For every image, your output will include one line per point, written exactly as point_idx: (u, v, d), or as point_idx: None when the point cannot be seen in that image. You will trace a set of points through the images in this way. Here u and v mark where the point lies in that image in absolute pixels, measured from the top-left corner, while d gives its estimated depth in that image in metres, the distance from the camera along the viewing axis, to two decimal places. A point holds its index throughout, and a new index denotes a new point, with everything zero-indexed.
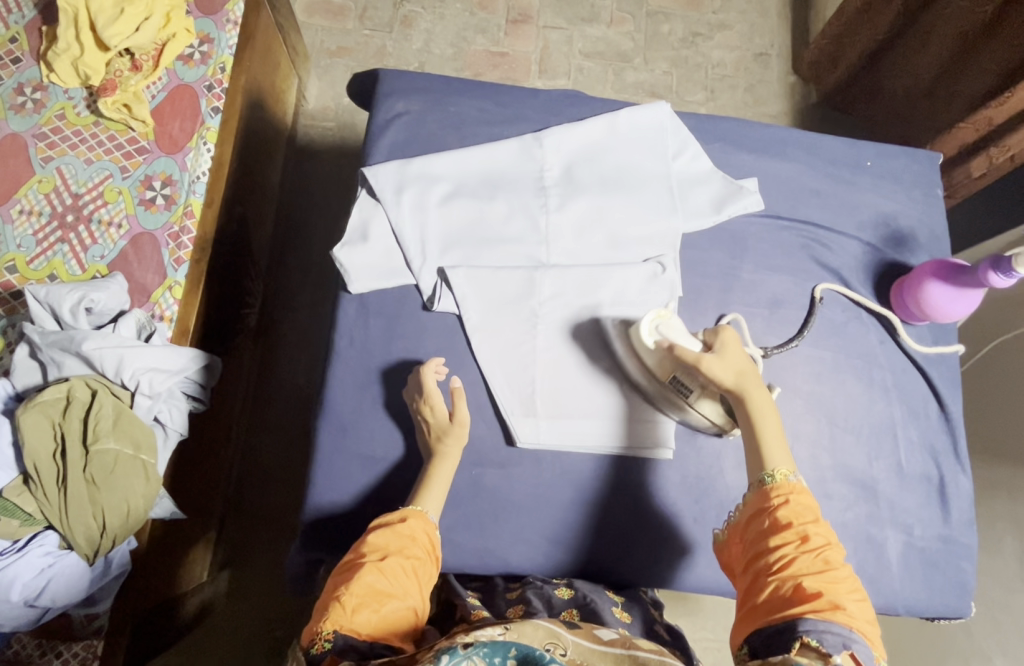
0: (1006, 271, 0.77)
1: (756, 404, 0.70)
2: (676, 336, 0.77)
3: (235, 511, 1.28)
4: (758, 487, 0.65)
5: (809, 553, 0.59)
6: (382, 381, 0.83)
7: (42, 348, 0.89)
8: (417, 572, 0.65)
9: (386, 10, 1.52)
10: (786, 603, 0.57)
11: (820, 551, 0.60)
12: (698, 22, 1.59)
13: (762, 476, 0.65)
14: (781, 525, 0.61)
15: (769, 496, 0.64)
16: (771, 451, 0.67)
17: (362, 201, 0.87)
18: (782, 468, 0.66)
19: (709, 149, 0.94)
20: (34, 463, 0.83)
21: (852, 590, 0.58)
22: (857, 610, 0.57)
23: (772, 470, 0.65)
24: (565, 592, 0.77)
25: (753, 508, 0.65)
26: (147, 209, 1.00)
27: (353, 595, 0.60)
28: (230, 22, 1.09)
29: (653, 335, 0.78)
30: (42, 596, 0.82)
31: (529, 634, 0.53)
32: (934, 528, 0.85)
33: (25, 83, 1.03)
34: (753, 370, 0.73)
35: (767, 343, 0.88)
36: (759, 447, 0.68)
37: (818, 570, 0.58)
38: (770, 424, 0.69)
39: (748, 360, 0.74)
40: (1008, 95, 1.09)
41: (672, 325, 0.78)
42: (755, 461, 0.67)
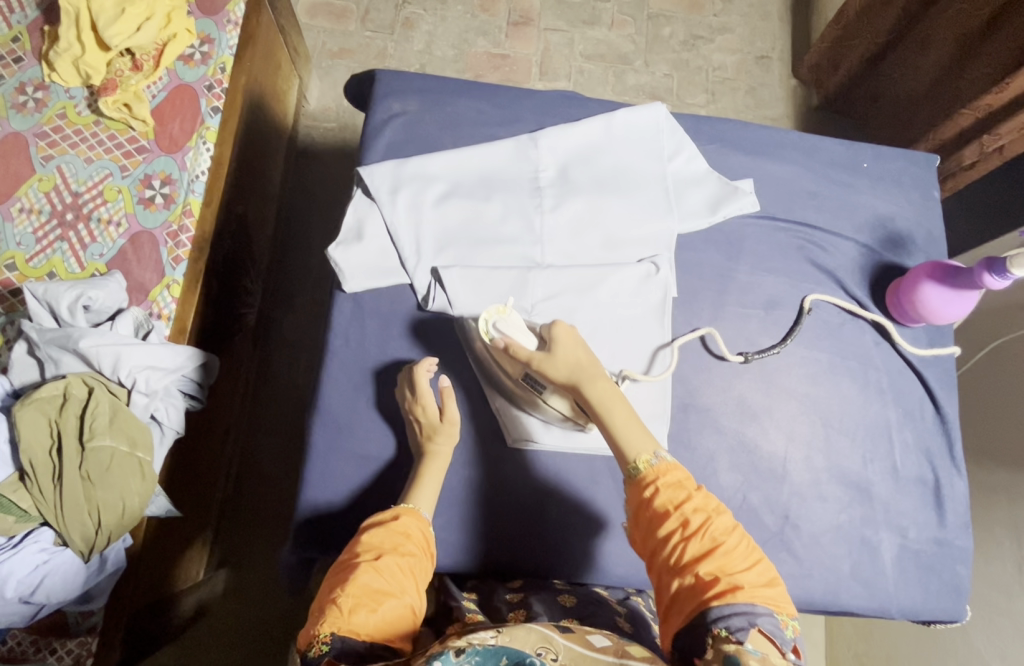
0: (1001, 272, 0.76)
1: (594, 395, 0.70)
2: (513, 332, 0.78)
3: (232, 510, 1.28)
4: (629, 481, 0.65)
5: (694, 537, 0.59)
6: (377, 379, 0.83)
7: (39, 346, 0.89)
8: (414, 571, 0.65)
9: (387, 12, 1.53)
10: (688, 595, 0.57)
11: (704, 528, 0.60)
12: (698, 25, 1.59)
13: (630, 469, 0.65)
14: (663, 513, 0.61)
15: (642, 488, 0.64)
16: (627, 441, 0.67)
17: (358, 201, 0.87)
18: (644, 453, 0.66)
19: (705, 151, 0.94)
20: (30, 460, 0.84)
21: (745, 559, 0.59)
22: (752, 578, 0.57)
23: (635, 462, 0.65)
24: (567, 599, 0.77)
25: (631, 504, 0.64)
26: (146, 208, 1.01)
27: (348, 597, 0.60)
28: (231, 23, 1.10)
29: (490, 333, 0.79)
30: (36, 593, 0.82)
31: (523, 637, 0.53)
32: (930, 531, 0.85)
33: (26, 82, 1.04)
34: (590, 361, 0.73)
35: (746, 347, 0.88)
36: (616, 440, 0.67)
37: (710, 550, 0.59)
38: (620, 413, 0.69)
39: (584, 348, 0.74)
40: (1007, 82, 1.09)
41: (508, 322, 0.79)
42: (619, 458, 0.67)
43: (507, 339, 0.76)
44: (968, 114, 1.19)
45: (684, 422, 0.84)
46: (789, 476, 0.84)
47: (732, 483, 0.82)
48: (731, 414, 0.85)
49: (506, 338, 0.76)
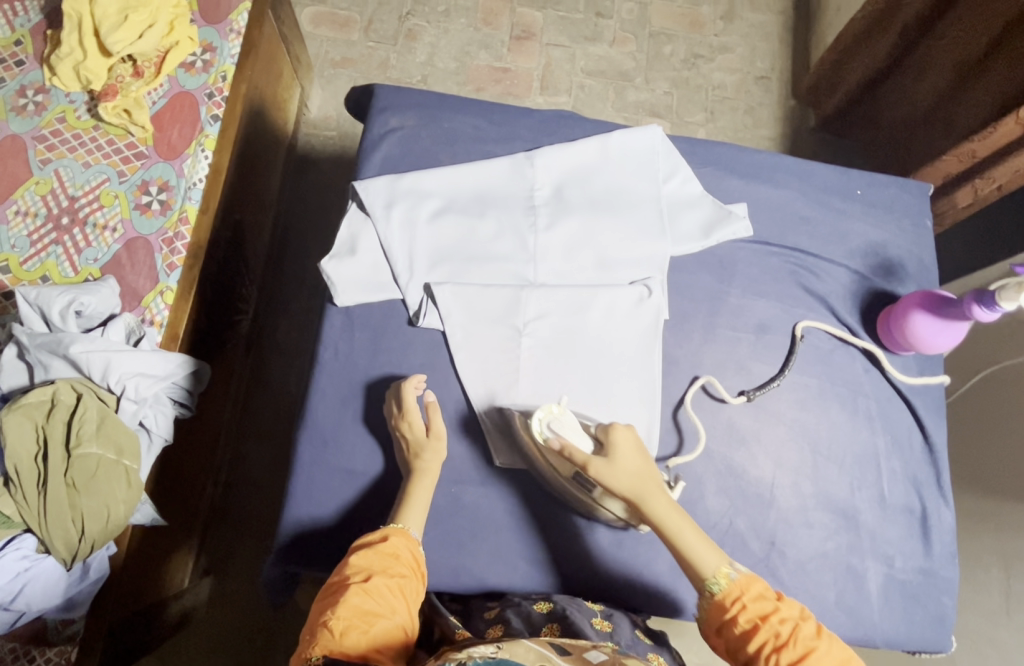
0: (989, 304, 0.77)
1: (659, 508, 0.71)
2: (569, 433, 0.75)
3: (219, 517, 1.28)
4: (709, 600, 0.66)
5: (786, 644, 0.61)
6: (363, 394, 0.83)
7: (29, 350, 0.89)
8: (404, 590, 0.65)
9: (391, 22, 1.54)
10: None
11: (794, 636, 0.62)
12: (699, 45, 1.60)
13: (708, 586, 0.67)
14: (751, 626, 0.63)
15: (724, 606, 0.65)
16: (700, 558, 0.68)
17: (352, 215, 0.88)
18: (720, 567, 0.67)
19: (700, 173, 0.95)
20: (15, 467, 0.83)
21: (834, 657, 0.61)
22: None
23: (715, 577, 0.66)
24: (543, 605, 0.75)
25: (714, 622, 0.65)
26: (142, 214, 1.01)
27: (339, 619, 0.60)
28: (233, 31, 1.10)
29: (543, 432, 0.76)
30: (16, 600, 0.82)
31: (521, 654, 0.53)
32: (915, 560, 0.84)
33: (27, 85, 1.04)
34: (649, 471, 0.73)
35: (746, 384, 0.88)
36: (689, 558, 0.69)
37: (802, 657, 0.61)
38: (689, 530, 0.70)
39: (643, 456, 0.74)
40: (992, 129, 1.07)
41: (563, 421, 0.76)
42: (694, 575, 0.68)
43: (564, 441, 0.74)
44: (951, 160, 1.17)
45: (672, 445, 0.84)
46: (776, 502, 0.84)
47: (718, 508, 0.82)
48: (719, 438, 0.85)
49: (563, 441, 0.74)
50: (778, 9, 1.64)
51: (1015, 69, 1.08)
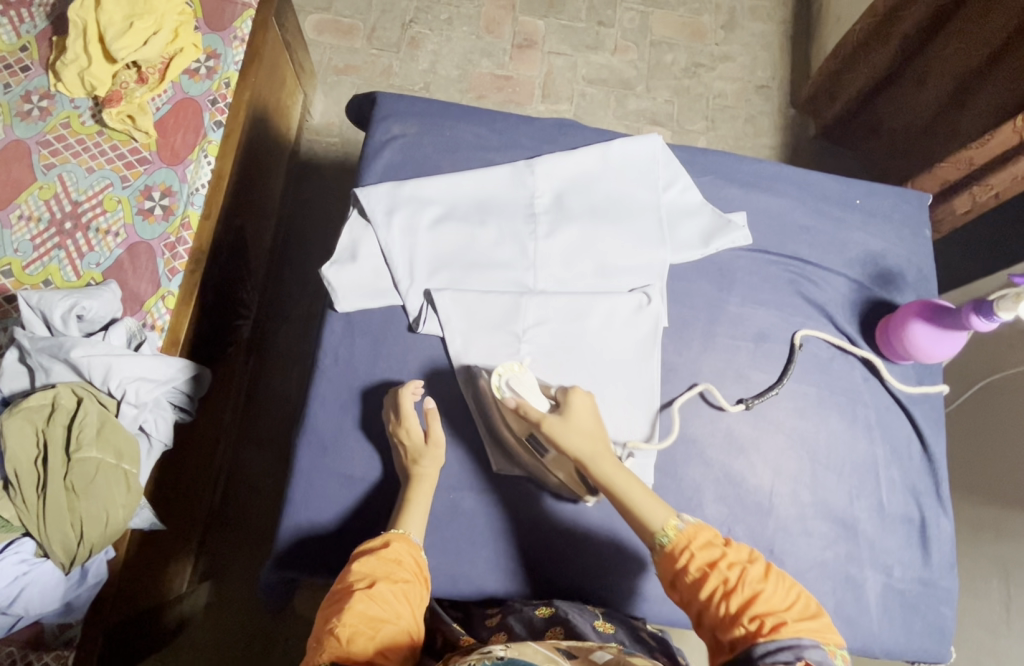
0: (987, 314, 0.77)
1: (610, 468, 0.73)
2: (526, 391, 0.77)
3: (218, 522, 1.28)
4: (660, 552, 0.67)
5: (734, 589, 0.61)
6: (363, 400, 0.83)
7: (31, 353, 0.89)
8: (408, 595, 0.65)
9: (394, 30, 1.55)
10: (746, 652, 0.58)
11: (741, 580, 0.62)
12: (700, 54, 1.61)
13: (658, 540, 0.67)
14: (700, 574, 0.63)
15: (674, 557, 0.65)
16: (650, 514, 0.69)
17: (353, 221, 0.88)
18: (668, 521, 0.68)
19: (699, 182, 0.95)
20: (15, 471, 0.84)
21: (786, 598, 0.61)
22: (797, 615, 0.59)
23: (663, 530, 0.67)
24: (545, 610, 0.75)
25: (667, 576, 0.65)
26: (145, 219, 1.01)
27: (345, 626, 0.59)
28: (237, 39, 1.11)
29: (501, 388, 0.78)
30: (14, 604, 0.82)
31: (530, 654, 0.55)
32: (914, 570, 0.84)
33: (32, 91, 1.05)
34: (601, 434, 0.76)
35: (744, 392, 0.88)
36: (639, 515, 0.70)
37: (752, 600, 0.60)
38: (637, 487, 0.72)
39: (596, 419, 0.76)
40: (988, 138, 1.07)
41: (523, 380, 0.78)
42: (643, 531, 0.69)
43: (521, 400, 0.77)
44: (948, 166, 1.16)
45: (671, 453, 0.84)
46: (774, 510, 0.84)
47: (717, 516, 0.82)
48: (719, 446, 0.85)
49: (519, 399, 0.77)
50: (778, 19, 1.65)
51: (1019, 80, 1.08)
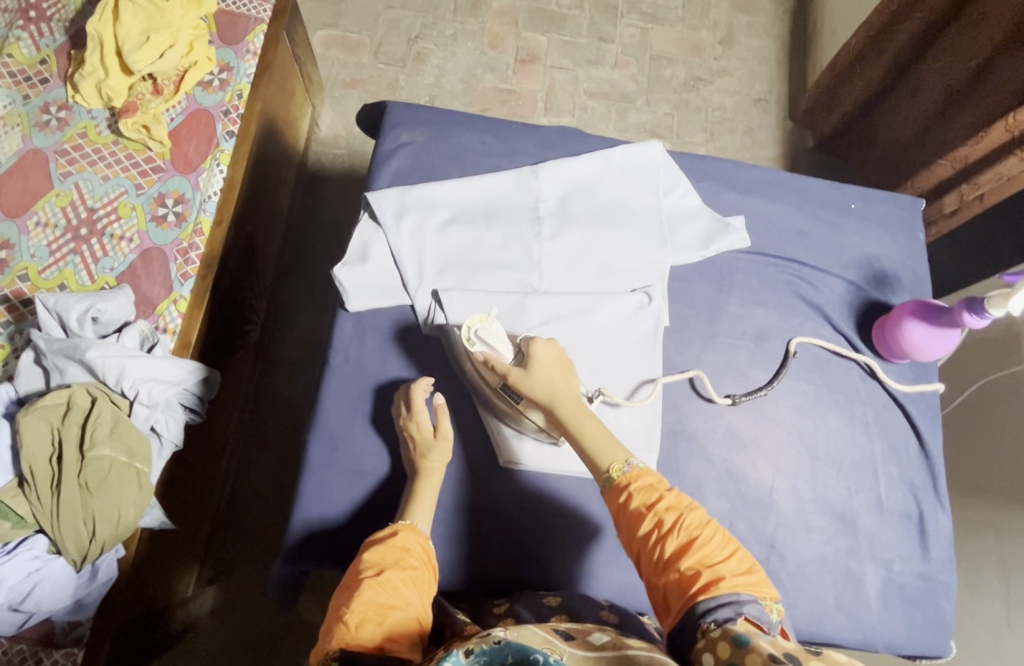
0: (979, 311, 0.79)
1: (569, 412, 0.74)
2: (493, 340, 0.81)
3: (223, 527, 1.29)
4: (607, 491, 0.68)
5: (669, 533, 0.62)
6: (373, 398, 0.85)
7: (46, 355, 0.91)
8: (417, 583, 0.67)
9: (400, 46, 1.59)
10: (676, 594, 0.60)
11: (678, 524, 0.63)
12: (699, 68, 1.66)
13: (605, 479, 0.69)
14: (637, 515, 0.64)
15: (617, 498, 0.67)
16: (601, 453, 0.70)
17: (364, 225, 0.91)
18: (617, 462, 0.69)
19: (699, 188, 0.98)
20: (31, 467, 0.85)
21: (724, 551, 0.61)
22: (733, 567, 0.60)
23: (609, 470, 0.68)
24: (552, 600, 0.77)
25: (611, 515, 0.67)
26: (158, 226, 1.04)
27: (354, 612, 0.61)
28: (249, 52, 1.15)
29: (471, 340, 0.82)
30: (26, 600, 0.83)
31: (527, 635, 0.56)
32: (914, 565, 0.85)
33: (50, 102, 1.09)
34: (564, 381, 0.77)
35: (735, 389, 0.90)
36: (591, 454, 0.71)
37: (688, 545, 0.62)
38: (593, 426, 0.73)
39: (560, 367, 0.77)
40: (982, 134, 1.10)
41: (491, 330, 0.82)
42: (594, 469, 0.70)
43: (488, 353, 0.80)
44: (944, 165, 1.21)
45: (673, 449, 0.86)
46: (775, 506, 0.85)
47: (719, 511, 0.84)
48: (720, 442, 0.87)
49: (487, 353, 0.80)
50: (775, 34, 1.70)
51: (1005, 89, 1.11)
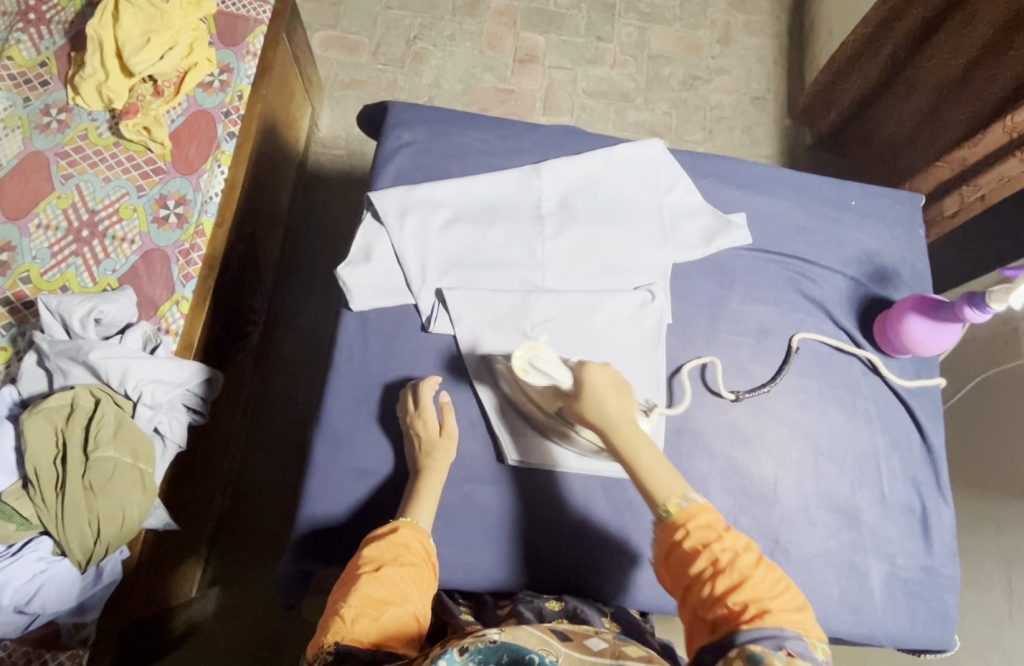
0: (980, 306, 0.80)
1: (626, 440, 0.71)
2: (550, 368, 0.76)
3: (226, 529, 1.29)
4: (660, 525, 0.66)
5: (722, 571, 0.60)
6: (377, 397, 0.85)
7: (50, 356, 0.91)
8: (416, 579, 0.67)
9: (398, 46, 1.60)
10: (721, 629, 0.58)
11: (732, 563, 0.60)
12: (697, 67, 1.66)
13: (660, 512, 0.66)
14: (691, 551, 0.62)
15: (671, 532, 0.64)
16: (656, 485, 0.68)
17: (366, 224, 0.91)
18: (674, 497, 0.67)
19: (699, 185, 0.98)
20: (35, 469, 0.85)
21: (773, 588, 0.59)
22: (783, 605, 0.58)
23: (665, 504, 0.66)
24: (555, 604, 0.77)
25: (662, 549, 0.65)
26: (160, 227, 1.04)
27: (351, 607, 0.61)
28: (249, 53, 1.15)
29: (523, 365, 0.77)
30: (32, 602, 0.83)
31: (523, 638, 0.55)
32: (917, 559, 0.86)
33: (50, 105, 1.09)
34: (622, 407, 0.73)
35: (740, 386, 0.90)
36: (645, 484, 0.68)
37: (740, 583, 0.59)
38: (649, 456, 0.70)
39: (617, 393, 0.74)
40: (980, 136, 1.10)
41: (546, 357, 0.76)
42: (648, 500, 0.67)
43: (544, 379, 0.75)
44: (943, 167, 1.21)
45: (677, 445, 0.86)
46: (779, 501, 0.85)
47: (723, 506, 0.84)
48: (723, 438, 0.87)
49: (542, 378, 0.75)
50: (772, 33, 1.70)
51: (991, 86, 1.13)
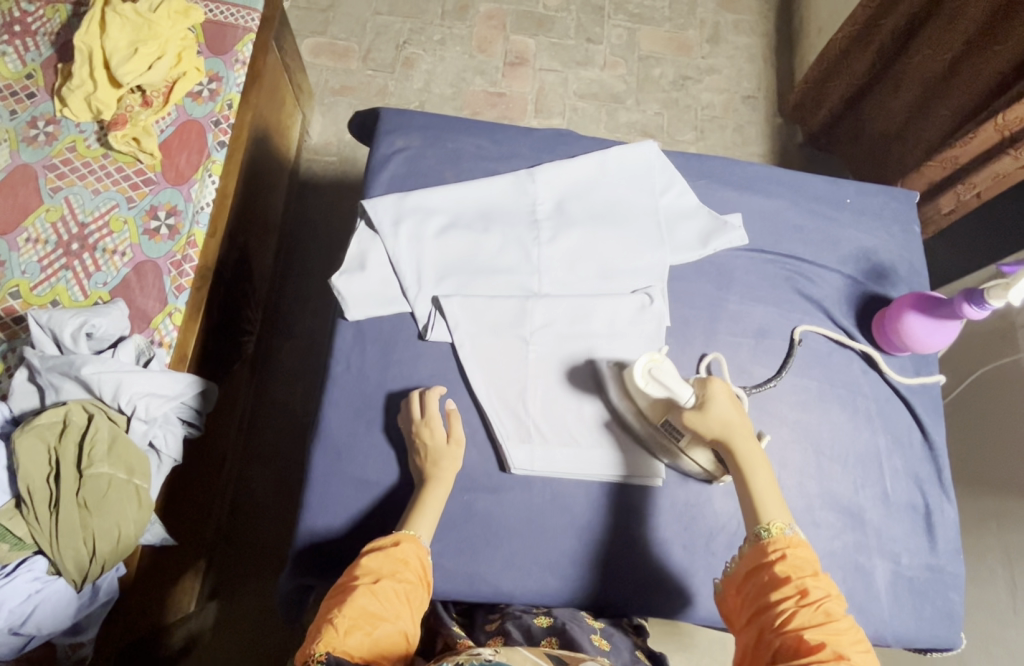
0: (979, 302, 0.80)
1: (744, 457, 0.73)
2: (670, 381, 0.76)
3: (224, 541, 1.27)
4: (755, 541, 0.68)
5: (809, 606, 0.61)
6: (376, 406, 0.84)
7: (41, 372, 0.90)
8: (410, 597, 0.66)
9: (388, 51, 1.59)
10: (788, 658, 0.59)
11: (820, 603, 0.61)
12: (687, 67, 1.66)
13: (758, 530, 0.68)
14: (782, 578, 0.64)
15: (766, 550, 0.66)
16: (765, 504, 0.70)
17: (361, 233, 0.90)
18: (777, 521, 0.69)
19: (695, 187, 0.98)
20: (28, 487, 0.84)
21: (854, 641, 0.60)
22: (859, 661, 0.58)
23: (768, 524, 0.68)
24: (544, 620, 0.77)
25: (751, 564, 0.67)
26: (151, 239, 1.03)
27: (345, 617, 0.61)
28: (238, 62, 1.14)
29: (645, 377, 0.77)
30: (27, 623, 0.81)
31: (517, 659, 0.57)
32: (921, 557, 0.86)
33: (38, 117, 1.08)
34: (742, 421, 0.75)
35: (746, 383, 0.90)
36: (755, 501, 0.71)
37: (820, 622, 0.60)
38: (762, 477, 0.72)
39: (737, 409, 0.76)
40: (971, 137, 1.10)
41: (666, 370, 0.76)
42: (750, 516, 0.70)
43: (664, 389, 0.76)
44: (934, 167, 1.21)
45: None
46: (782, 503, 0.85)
47: (727, 509, 0.84)
48: None
49: (663, 389, 0.76)
50: (761, 32, 1.71)
51: (975, 83, 1.14)
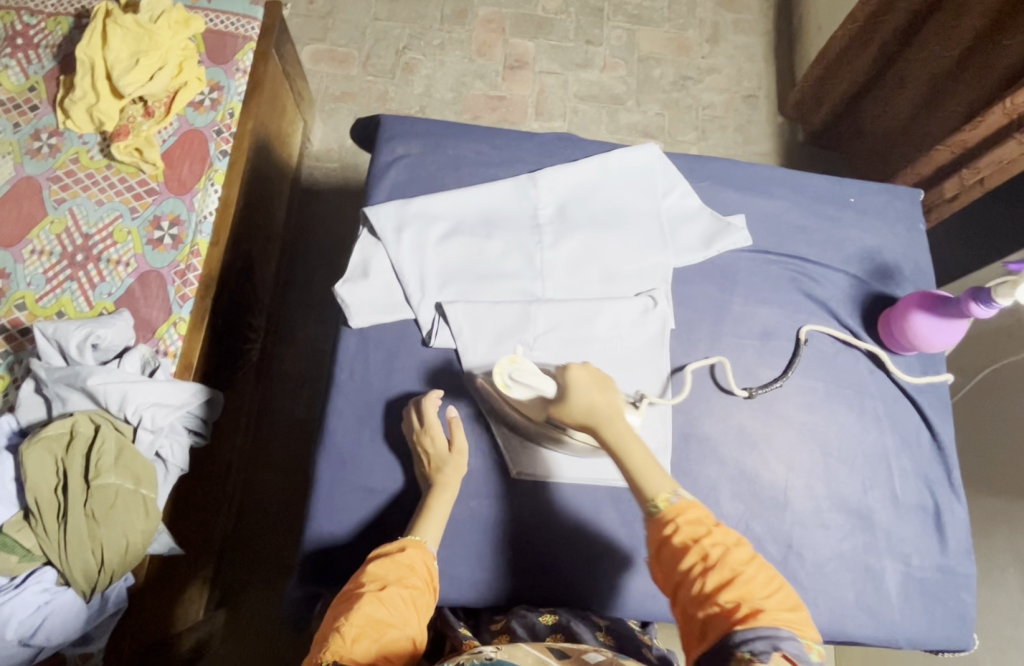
0: (986, 301, 0.79)
1: (614, 435, 0.70)
2: (531, 380, 0.73)
3: (231, 549, 1.28)
4: (649, 519, 0.65)
5: (714, 569, 0.59)
6: (380, 413, 0.84)
7: (47, 384, 0.90)
8: (416, 602, 0.66)
9: (387, 57, 1.59)
10: (715, 630, 0.57)
11: (722, 560, 0.60)
12: (687, 67, 1.66)
13: (649, 507, 0.66)
14: (681, 548, 0.61)
15: (660, 527, 0.64)
16: (647, 479, 0.67)
17: (364, 240, 0.90)
18: (663, 492, 0.66)
19: (696, 188, 0.98)
20: (36, 500, 0.84)
21: (765, 585, 0.59)
22: (775, 603, 0.58)
23: (655, 500, 0.65)
24: (548, 618, 0.78)
25: (652, 544, 0.64)
26: (155, 249, 1.03)
27: (352, 625, 0.60)
28: (239, 71, 1.15)
29: (506, 382, 0.74)
30: (36, 634, 0.81)
31: (520, 656, 0.57)
32: (932, 558, 0.85)
33: (41, 129, 1.08)
34: (605, 399, 0.72)
35: (751, 383, 0.90)
36: (636, 480, 0.68)
37: (730, 580, 0.59)
38: (638, 451, 0.69)
39: (597, 385, 0.73)
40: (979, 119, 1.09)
41: (524, 368, 0.74)
42: (638, 495, 0.67)
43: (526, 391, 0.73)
44: (943, 150, 1.19)
45: (684, 451, 0.85)
46: (790, 505, 0.84)
47: (733, 512, 0.83)
48: (731, 443, 0.86)
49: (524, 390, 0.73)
50: (761, 30, 1.70)
51: (984, 76, 1.13)
